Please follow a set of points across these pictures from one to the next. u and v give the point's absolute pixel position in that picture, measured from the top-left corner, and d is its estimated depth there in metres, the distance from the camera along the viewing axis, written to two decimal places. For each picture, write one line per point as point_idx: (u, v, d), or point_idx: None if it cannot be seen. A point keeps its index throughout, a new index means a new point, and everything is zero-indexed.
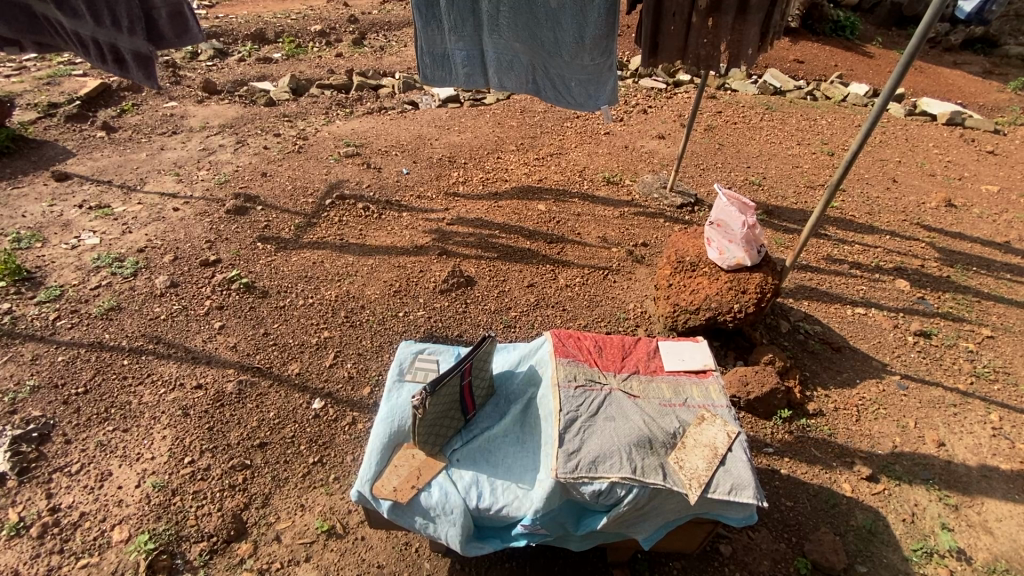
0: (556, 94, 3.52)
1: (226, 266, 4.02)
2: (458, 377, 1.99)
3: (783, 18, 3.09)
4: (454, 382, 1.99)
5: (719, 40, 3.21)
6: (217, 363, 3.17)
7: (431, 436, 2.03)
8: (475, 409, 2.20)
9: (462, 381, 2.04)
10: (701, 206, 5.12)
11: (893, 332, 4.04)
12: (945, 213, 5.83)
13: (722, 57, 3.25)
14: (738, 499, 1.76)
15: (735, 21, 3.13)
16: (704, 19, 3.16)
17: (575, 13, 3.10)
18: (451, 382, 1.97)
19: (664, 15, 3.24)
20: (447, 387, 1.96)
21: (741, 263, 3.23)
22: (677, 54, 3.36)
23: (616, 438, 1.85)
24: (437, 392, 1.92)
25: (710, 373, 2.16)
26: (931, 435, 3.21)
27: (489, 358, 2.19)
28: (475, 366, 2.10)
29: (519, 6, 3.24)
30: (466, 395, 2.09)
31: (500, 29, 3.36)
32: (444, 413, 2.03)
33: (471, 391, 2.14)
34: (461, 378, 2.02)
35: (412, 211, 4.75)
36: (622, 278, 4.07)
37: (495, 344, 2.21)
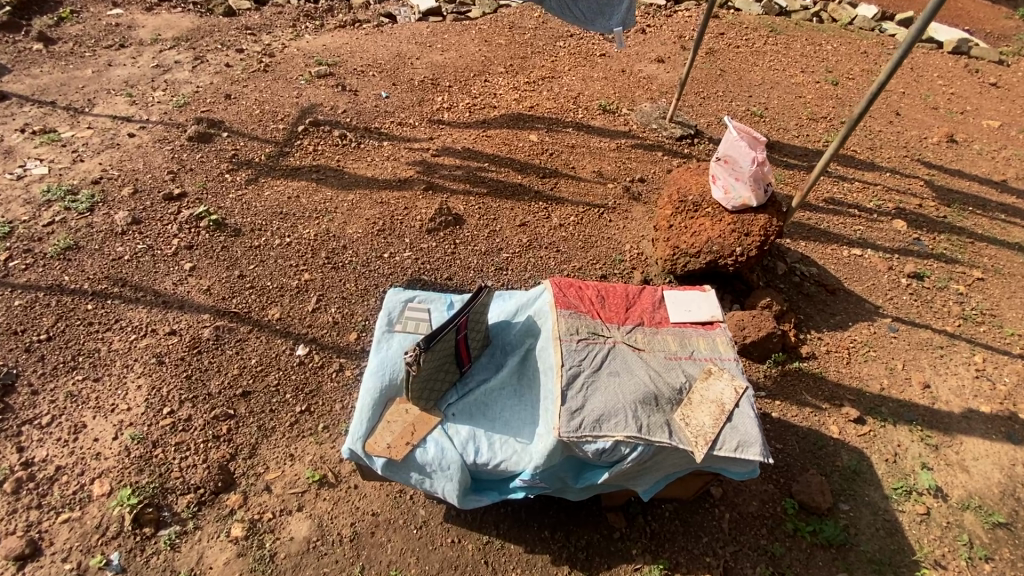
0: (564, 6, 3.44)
1: (192, 201, 3.75)
2: (455, 330, 1.88)
3: None
4: (451, 335, 1.88)
5: None
6: (190, 308, 2.97)
7: (425, 393, 1.93)
8: (470, 362, 2.09)
9: (459, 335, 1.94)
10: (700, 139, 4.90)
11: (887, 274, 4.01)
12: (946, 150, 5.71)
13: None
14: (744, 456, 1.70)
15: None
16: None
17: None
18: (447, 336, 1.86)
19: None
20: (442, 342, 1.85)
21: (747, 203, 3.08)
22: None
23: (620, 395, 1.75)
24: (433, 347, 1.81)
25: (717, 325, 2.04)
26: (917, 377, 3.27)
27: (486, 307, 2.05)
28: (472, 317, 1.97)
29: None
30: (461, 348, 1.97)
31: None
32: (439, 369, 1.92)
33: (466, 344, 2.01)
34: (458, 331, 1.91)
35: (393, 140, 4.43)
36: (618, 217, 3.88)
37: (493, 294, 2.09)
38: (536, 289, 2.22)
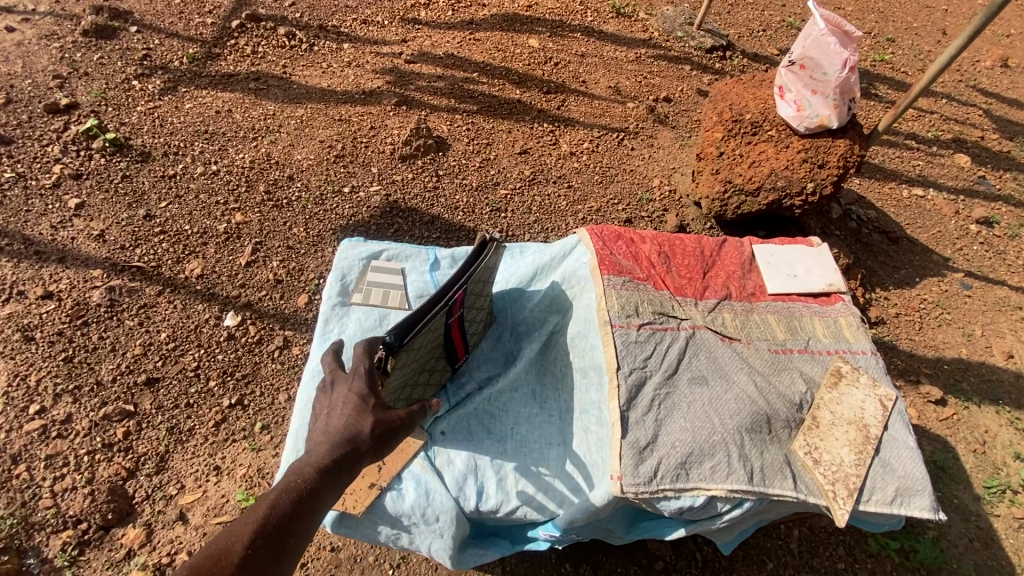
0: None
1: (84, 116, 2.82)
2: (446, 313, 1.25)
3: None
4: (438, 322, 1.25)
5: None
6: (74, 261, 2.17)
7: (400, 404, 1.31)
8: (466, 356, 1.43)
9: (452, 316, 1.30)
10: (734, 52, 4.03)
11: (953, 220, 3.38)
12: (999, 76, 4.99)
13: None
14: (906, 512, 1.09)
15: None
16: None
17: None
18: (433, 323, 1.23)
19: None
20: (423, 334, 1.22)
21: (825, 124, 2.32)
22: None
23: (714, 420, 1.15)
24: (410, 341, 1.19)
25: (838, 300, 1.40)
26: (999, 345, 2.71)
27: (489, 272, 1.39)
28: (470, 288, 1.32)
29: None
30: (455, 336, 1.34)
31: None
32: (422, 369, 1.31)
33: (461, 329, 1.37)
34: (449, 312, 1.27)
35: (355, 42, 3.47)
36: (641, 145, 3.10)
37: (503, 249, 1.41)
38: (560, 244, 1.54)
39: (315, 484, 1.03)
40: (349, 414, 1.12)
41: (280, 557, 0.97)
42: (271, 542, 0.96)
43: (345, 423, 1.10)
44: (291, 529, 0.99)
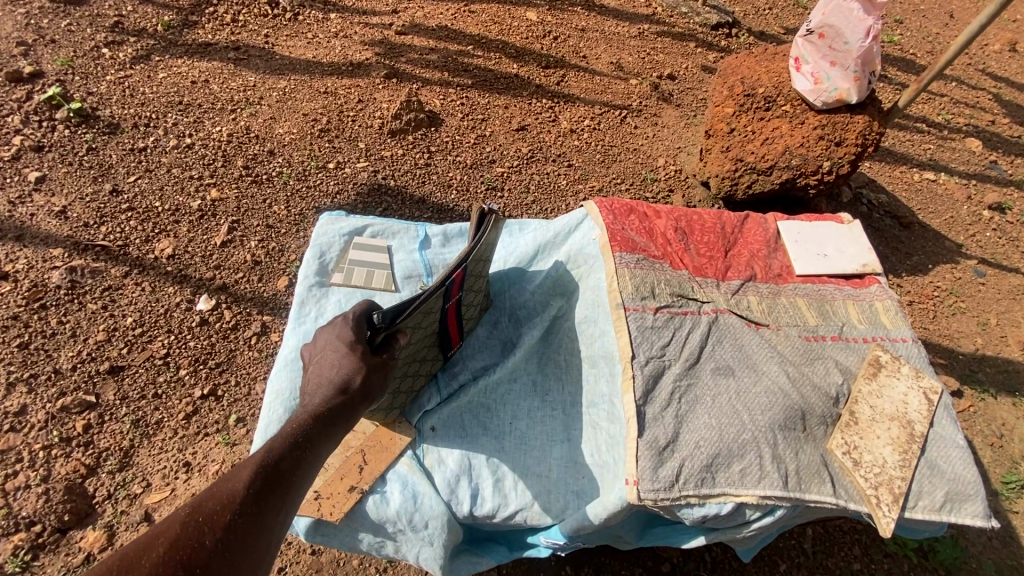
0: None
1: (48, 85, 2.62)
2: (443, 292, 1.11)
3: None
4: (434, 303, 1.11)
5: None
6: (32, 240, 1.99)
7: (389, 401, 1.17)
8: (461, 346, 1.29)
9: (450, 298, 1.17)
10: (740, 29, 3.87)
11: (966, 206, 3.26)
12: (1008, 60, 4.88)
13: None
14: (956, 518, 0.98)
15: None
16: None
17: None
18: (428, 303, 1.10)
19: None
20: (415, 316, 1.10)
21: (844, 99, 2.18)
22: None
23: (742, 414, 1.03)
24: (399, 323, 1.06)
25: (873, 282, 1.28)
26: (1015, 335, 2.60)
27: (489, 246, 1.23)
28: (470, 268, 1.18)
29: None
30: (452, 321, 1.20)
31: None
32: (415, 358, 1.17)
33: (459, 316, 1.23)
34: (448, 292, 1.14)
35: (342, 11, 3.27)
36: (645, 122, 2.94)
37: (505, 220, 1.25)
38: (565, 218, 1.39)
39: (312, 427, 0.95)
40: (338, 361, 1.02)
41: (282, 499, 0.88)
42: (273, 483, 0.87)
43: (339, 366, 1.02)
44: (292, 471, 0.90)
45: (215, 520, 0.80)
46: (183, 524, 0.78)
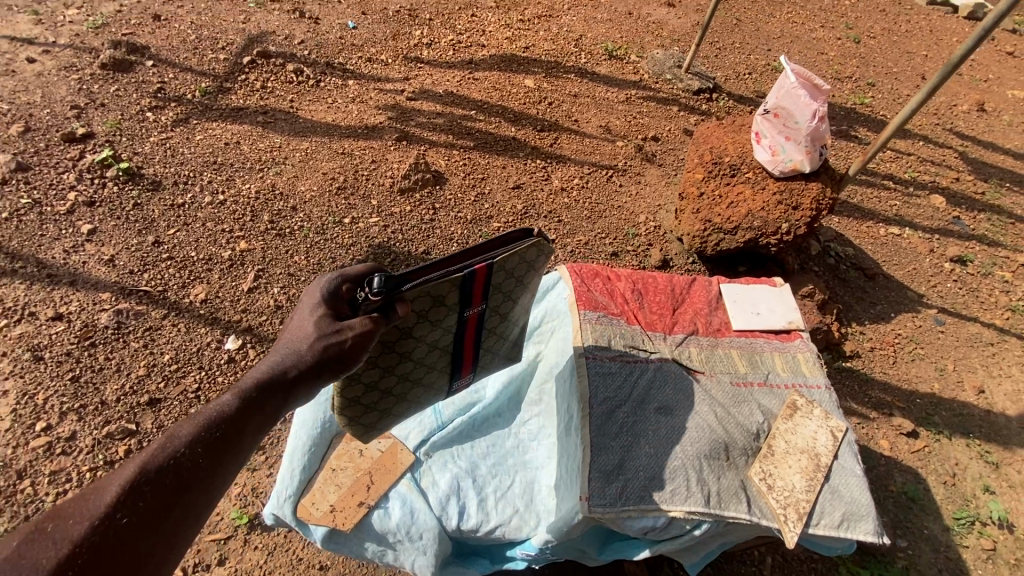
0: None
1: (99, 144, 2.97)
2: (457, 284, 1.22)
3: None
4: (450, 295, 1.24)
5: None
6: (84, 284, 2.29)
7: (367, 388, 1.27)
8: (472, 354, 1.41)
9: (477, 299, 1.30)
10: (719, 94, 4.25)
11: (928, 258, 3.53)
12: (975, 121, 5.24)
13: None
14: (851, 536, 1.19)
15: None
16: None
17: None
18: (442, 289, 1.21)
19: None
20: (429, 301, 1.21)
21: (798, 168, 2.49)
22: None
23: (676, 445, 1.25)
24: (403, 300, 1.16)
25: (797, 337, 1.52)
26: (970, 380, 2.81)
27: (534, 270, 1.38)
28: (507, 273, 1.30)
29: None
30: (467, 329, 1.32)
31: None
32: (413, 355, 1.30)
33: (478, 327, 1.35)
34: (465, 291, 1.25)
35: (359, 78, 3.67)
36: (629, 181, 3.26)
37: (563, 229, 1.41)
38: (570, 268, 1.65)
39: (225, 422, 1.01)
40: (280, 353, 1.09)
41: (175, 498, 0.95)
42: (162, 481, 0.94)
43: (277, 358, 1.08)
44: (191, 468, 0.97)
45: (72, 529, 0.88)
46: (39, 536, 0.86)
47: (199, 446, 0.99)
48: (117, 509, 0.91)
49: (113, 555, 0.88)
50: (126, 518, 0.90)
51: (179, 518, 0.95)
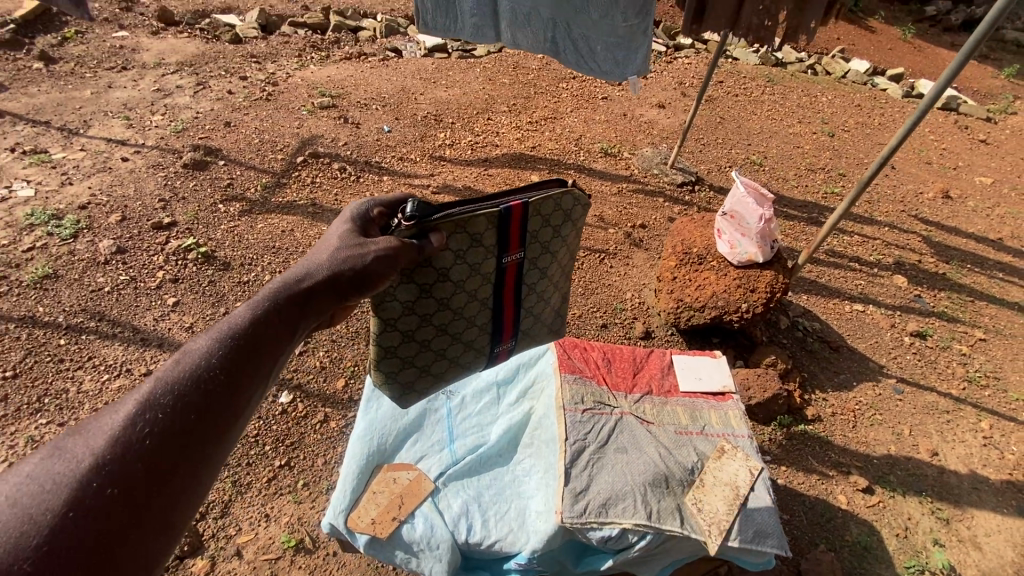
0: (578, 58, 2.60)
1: (181, 230, 3.64)
2: (494, 222, 1.60)
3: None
4: (486, 236, 1.60)
5: (777, 8, 2.64)
6: (170, 346, 2.84)
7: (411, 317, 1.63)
8: (510, 300, 1.77)
9: (507, 251, 1.67)
10: (701, 186, 4.89)
11: (890, 332, 3.95)
12: (942, 206, 5.78)
13: (777, 30, 2.71)
14: (761, 548, 1.58)
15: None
16: None
17: None
18: (477, 231, 1.58)
19: None
20: (466, 243, 1.58)
21: (753, 259, 3.01)
22: (725, 26, 2.83)
23: (628, 475, 1.67)
24: (438, 229, 1.52)
25: (729, 397, 1.97)
26: (925, 444, 3.14)
27: (547, 253, 1.78)
28: (529, 238, 1.70)
29: None
30: (507, 271, 1.70)
31: None
32: (451, 306, 1.66)
33: (516, 273, 1.73)
34: (502, 231, 1.62)
35: (393, 175, 4.39)
36: (619, 263, 3.81)
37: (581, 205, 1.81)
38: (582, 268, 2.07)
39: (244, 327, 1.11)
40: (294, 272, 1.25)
41: (201, 398, 1.00)
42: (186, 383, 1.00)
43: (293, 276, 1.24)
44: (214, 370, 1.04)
45: (91, 445, 0.92)
46: (59, 454, 0.90)
47: (215, 355, 1.06)
48: (137, 420, 0.94)
49: (136, 462, 0.91)
50: (146, 427, 0.94)
51: (202, 430, 0.99)
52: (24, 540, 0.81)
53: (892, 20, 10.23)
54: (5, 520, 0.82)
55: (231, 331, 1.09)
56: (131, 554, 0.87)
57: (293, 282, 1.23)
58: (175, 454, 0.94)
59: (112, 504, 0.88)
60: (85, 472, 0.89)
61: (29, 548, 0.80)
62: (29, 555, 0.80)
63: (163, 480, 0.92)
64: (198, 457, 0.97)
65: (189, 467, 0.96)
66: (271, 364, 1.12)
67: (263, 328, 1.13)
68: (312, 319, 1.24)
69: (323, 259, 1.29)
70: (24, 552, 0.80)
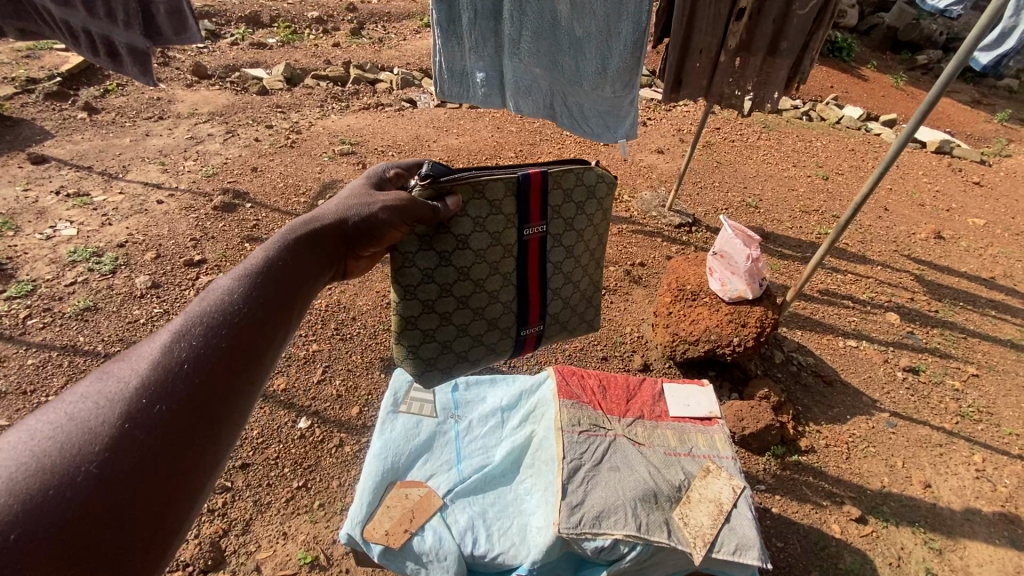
0: (572, 122, 2.94)
1: (210, 267, 3.93)
2: (512, 194, 1.68)
3: (811, 66, 2.86)
4: (506, 205, 1.67)
5: (745, 80, 2.91)
6: None
7: (432, 285, 1.69)
8: (531, 274, 1.81)
9: (526, 222, 1.73)
10: (698, 227, 5.14)
11: (883, 367, 4.07)
12: (934, 245, 5.97)
13: (747, 97, 2.96)
14: (743, 560, 1.73)
15: (764, 62, 2.85)
16: (732, 57, 2.84)
17: (599, 46, 2.62)
18: (496, 199, 1.65)
19: (692, 50, 2.83)
20: (484, 209, 1.64)
21: (743, 296, 3.21)
22: (699, 93, 2.99)
23: (620, 491, 1.84)
24: (453, 191, 1.58)
25: (715, 422, 2.16)
26: (917, 476, 3.23)
27: (570, 230, 1.84)
28: (549, 212, 1.77)
29: (543, 30, 2.68)
30: (528, 244, 1.76)
31: (521, 53, 2.77)
32: (472, 276, 1.71)
33: (537, 247, 1.79)
34: (522, 205, 1.70)
35: None
36: (619, 299, 4.02)
37: (602, 181, 1.88)
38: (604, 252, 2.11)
39: (271, 262, 1.14)
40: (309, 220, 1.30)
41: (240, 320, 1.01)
42: (224, 307, 1.02)
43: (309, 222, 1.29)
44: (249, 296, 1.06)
45: (132, 367, 0.90)
46: (101, 380, 0.89)
47: (245, 283, 1.08)
48: (177, 341, 0.95)
49: (182, 379, 0.91)
50: (186, 349, 0.94)
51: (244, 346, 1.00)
52: (83, 449, 0.80)
53: (883, 69, 10.73)
54: (62, 437, 0.81)
55: (255, 265, 1.12)
56: (194, 462, 0.88)
57: (309, 229, 1.26)
58: (218, 373, 0.94)
59: (167, 414, 0.87)
60: (131, 391, 0.87)
61: (94, 456, 0.80)
62: (92, 462, 0.79)
63: (212, 398, 0.92)
64: (247, 373, 0.98)
65: (235, 389, 0.96)
66: (300, 299, 1.15)
67: (290, 264, 1.17)
68: (329, 260, 1.29)
69: (335, 209, 1.34)
70: (85, 459, 0.79)
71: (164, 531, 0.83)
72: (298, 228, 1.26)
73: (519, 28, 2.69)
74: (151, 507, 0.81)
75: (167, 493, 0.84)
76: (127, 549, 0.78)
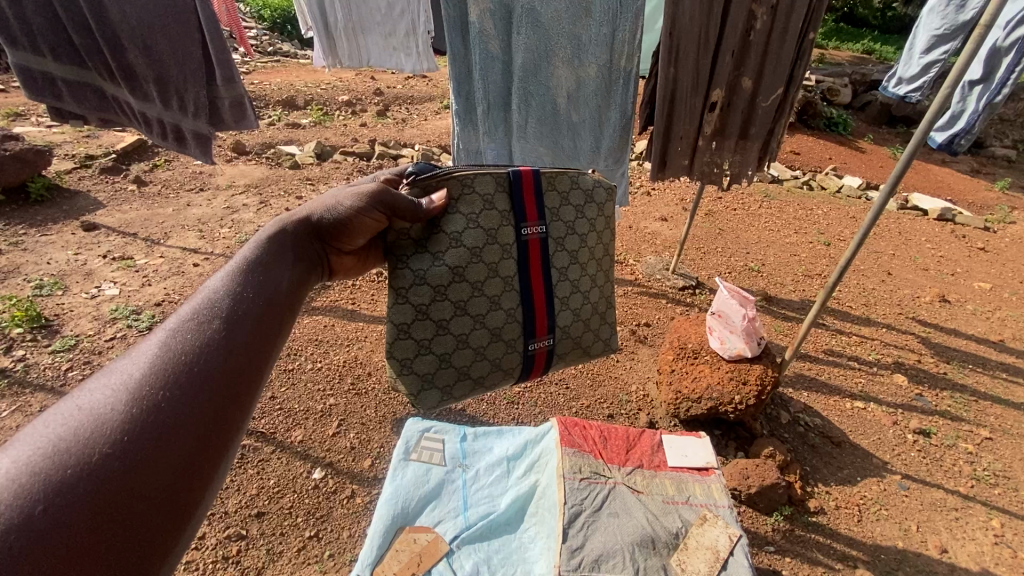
0: None
1: None
2: (507, 195, 1.79)
3: (778, 147, 3.31)
4: (501, 203, 1.77)
5: (722, 159, 3.30)
6: None
7: (426, 290, 1.72)
8: (533, 274, 1.85)
9: (522, 221, 1.81)
10: (701, 289, 5.33)
11: (893, 429, 4.05)
12: (940, 308, 6.04)
13: (724, 174, 3.36)
14: None
15: (737, 145, 3.26)
16: (709, 141, 3.20)
17: (592, 128, 3.08)
18: (489, 196, 1.75)
19: (674, 136, 3.13)
20: (476, 205, 1.74)
21: (742, 353, 3.34)
22: (683, 171, 3.31)
23: (619, 536, 1.94)
24: (438, 186, 1.73)
25: (711, 472, 2.28)
26: (933, 540, 3.17)
27: (569, 233, 1.92)
28: (546, 213, 1.86)
29: (545, 116, 3.08)
30: (530, 243, 1.82)
31: (526, 136, 3.14)
32: (468, 278, 1.75)
33: (539, 249, 1.85)
34: (518, 204, 1.80)
35: None
36: (624, 358, 4.15)
37: (595, 187, 2.01)
38: (612, 263, 2.15)
39: (253, 265, 1.28)
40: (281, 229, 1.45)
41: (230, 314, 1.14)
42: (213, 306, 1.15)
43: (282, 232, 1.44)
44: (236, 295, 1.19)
45: (132, 364, 1.01)
46: (103, 378, 0.99)
47: (231, 285, 1.21)
48: (173, 337, 1.06)
49: (179, 370, 1.01)
50: (181, 343, 1.05)
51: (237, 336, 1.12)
52: (98, 433, 0.89)
53: (880, 141, 11.26)
54: (74, 425, 0.90)
55: (236, 270, 1.26)
56: (203, 435, 0.98)
57: (282, 239, 1.41)
58: (215, 366, 1.05)
59: (173, 397, 0.98)
60: (133, 384, 0.97)
61: (109, 436, 0.89)
62: (108, 441, 0.89)
63: (212, 385, 1.03)
64: (243, 358, 1.10)
65: (234, 374, 1.07)
66: (284, 293, 1.29)
67: (270, 267, 1.31)
68: (305, 263, 1.44)
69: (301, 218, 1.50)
70: (100, 440, 0.88)
71: (182, 501, 0.92)
72: (273, 237, 1.41)
73: (525, 114, 3.06)
74: (168, 483, 0.91)
75: (181, 466, 0.93)
76: (149, 519, 0.87)
